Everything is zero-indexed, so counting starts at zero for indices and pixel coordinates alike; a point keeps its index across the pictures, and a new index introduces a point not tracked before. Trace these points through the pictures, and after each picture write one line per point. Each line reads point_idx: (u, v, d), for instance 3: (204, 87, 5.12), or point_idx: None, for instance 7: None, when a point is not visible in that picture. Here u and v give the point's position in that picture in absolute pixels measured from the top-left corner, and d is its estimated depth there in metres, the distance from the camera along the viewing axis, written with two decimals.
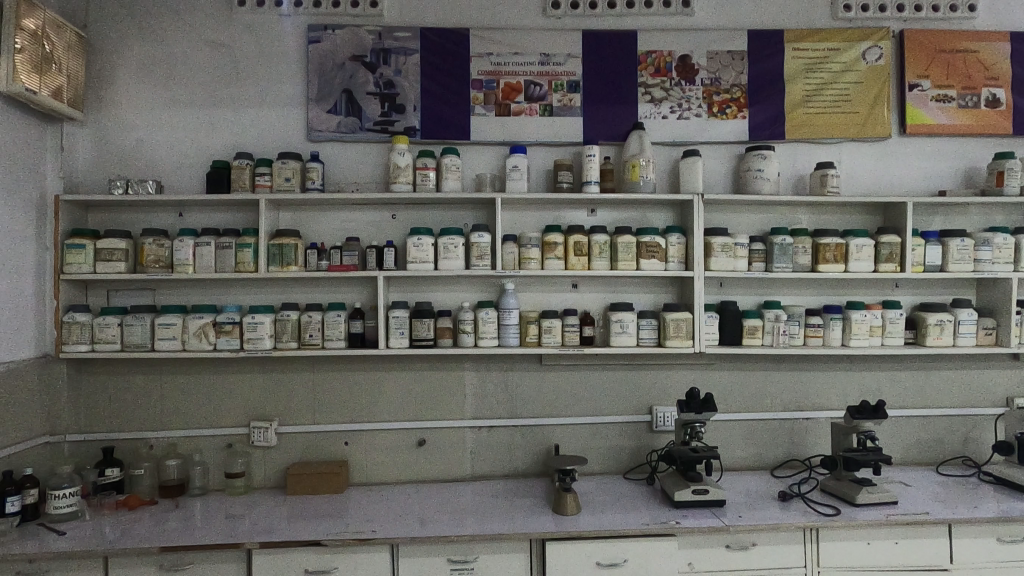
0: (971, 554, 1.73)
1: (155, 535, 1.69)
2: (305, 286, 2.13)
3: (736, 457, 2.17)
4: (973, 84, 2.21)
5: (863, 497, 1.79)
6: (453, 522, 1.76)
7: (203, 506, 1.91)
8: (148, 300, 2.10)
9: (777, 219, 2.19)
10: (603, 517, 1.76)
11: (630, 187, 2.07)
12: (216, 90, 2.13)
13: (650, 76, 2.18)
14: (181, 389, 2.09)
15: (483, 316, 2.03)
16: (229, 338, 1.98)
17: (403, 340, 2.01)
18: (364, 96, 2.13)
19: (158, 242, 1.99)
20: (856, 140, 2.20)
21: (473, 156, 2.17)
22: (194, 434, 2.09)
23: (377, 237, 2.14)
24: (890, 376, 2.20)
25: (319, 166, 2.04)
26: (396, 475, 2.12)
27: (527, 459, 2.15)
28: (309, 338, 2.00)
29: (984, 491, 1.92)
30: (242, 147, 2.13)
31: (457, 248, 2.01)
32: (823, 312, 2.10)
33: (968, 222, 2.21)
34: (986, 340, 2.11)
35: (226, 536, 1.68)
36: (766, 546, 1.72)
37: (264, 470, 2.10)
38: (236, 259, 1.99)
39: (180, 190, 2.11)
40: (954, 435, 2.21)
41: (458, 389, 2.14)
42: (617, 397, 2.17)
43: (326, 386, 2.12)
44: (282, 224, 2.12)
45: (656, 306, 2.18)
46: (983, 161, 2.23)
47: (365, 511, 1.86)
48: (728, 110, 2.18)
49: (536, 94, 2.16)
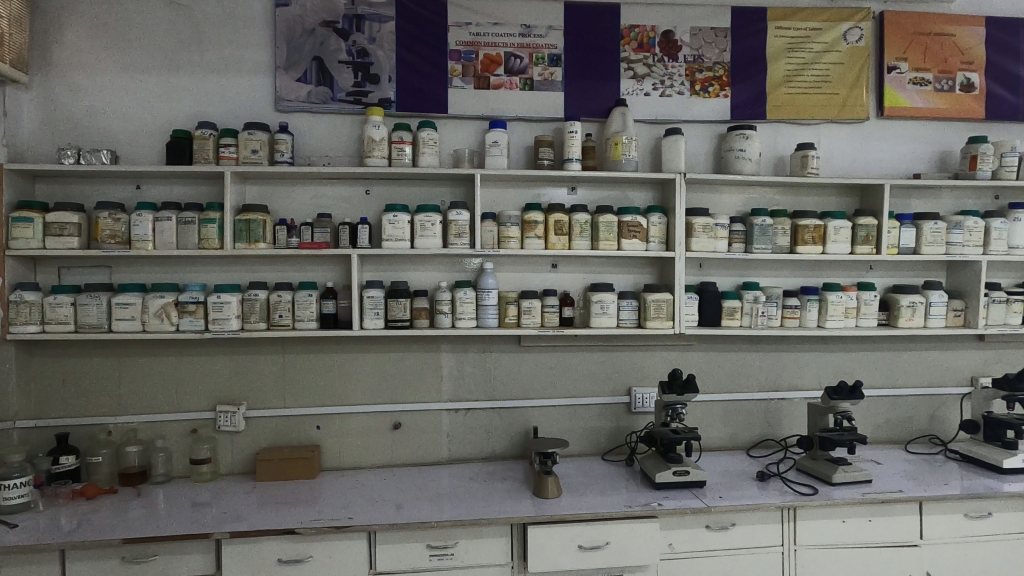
0: (940, 530, 1.78)
1: (118, 526, 1.60)
2: (274, 264, 2.04)
3: (713, 437, 2.18)
4: (949, 68, 2.22)
5: (839, 476, 1.81)
6: (431, 507, 1.72)
7: (167, 495, 1.82)
8: (104, 278, 1.98)
9: (757, 199, 2.18)
10: (583, 499, 1.75)
11: (613, 165, 2.02)
12: (176, 55, 1.99)
13: (633, 51, 2.12)
14: (142, 373, 1.99)
15: (460, 296, 1.96)
16: (193, 318, 1.88)
17: (378, 321, 1.94)
18: (336, 64, 2.02)
19: (115, 216, 1.87)
20: (835, 122, 2.20)
21: (450, 131, 2.09)
22: (156, 419, 1.99)
23: (349, 213, 2.06)
24: (862, 357, 2.23)
25: (289, 137, 1.94)
26: (369, 459, 2.07)
27: (505, 442, 2.12)
28: (278, 318, 1.91)
29: (951, 468, 1.97)
30: (205, 116, 2.01)
31: (434, 225, 1.94)
32: (800, 293, 2.11)
33: (941, 205, 2.24)
34: (955, 321, 2.15)
35: (194, 526, 1.61)
36: (745, 525, 1.73)
37: (231, 456, 2.01)
38: (200, 235, 1.89)
39: (137, 160, 1.98)
40: (922, 414, 2.26)
41: (435, 371, 2.09)
42: (595, 378, 2.15)
43: (297, 369, 2.04)
44: (249, 199, 2.01)
45: (636, 287, 2.16)
46: (956, 145, 2.26)
47: (340, 498, 1.80)
48: (710, 88, 2.15)
49: (516, 67, 2.08)
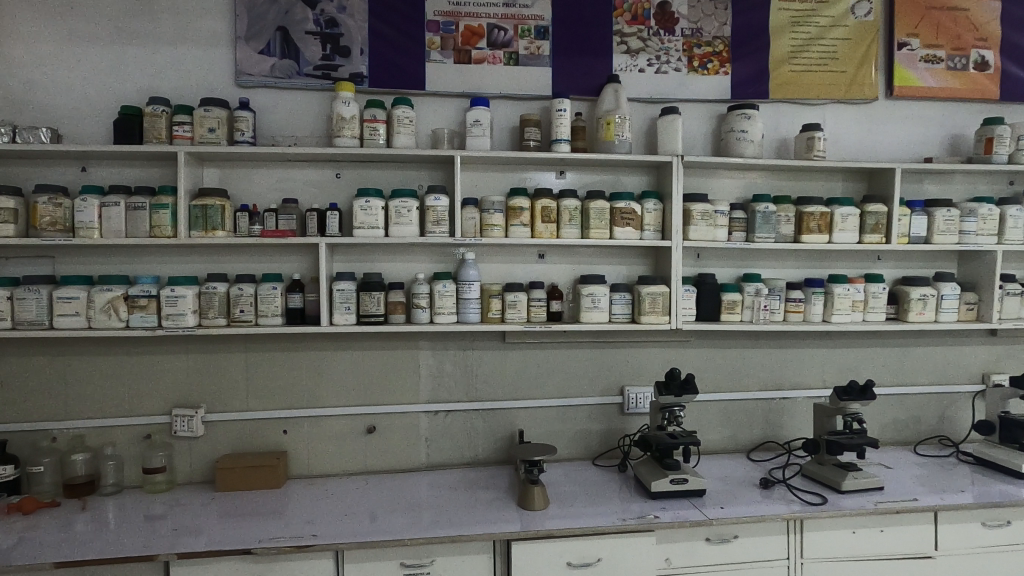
0: (955, 540, 1.65)
1: (57, 546, 1.44)
2: (236, 255, 1.87)
3: (711, 439, 2.04)
4: (963, 45, 2.08)
5: (849, 483, 1.68)
6: (406, 521, 1.56)
7: (116, 508, 1.65)
8: (45, 270, 1.80)
9: (759, 185, 2.03)
10: (573, 511, 1.60)
11: (604, 147, 1.87)
12: (124, 23, 1.80)
13: (626, 23, 1.96)
14: (89, 374, 1.80)
15: (439, 289, 1.81)
16: (144, 314, 1.71)
17: (349, 316, 1.77)
18: (302, 36, 1.85)
19: (55, 201, 1.69)
20: (841, 103, 2.05)
21: (428, 109, 1.92)
22: (105, 425, 1.81)
23: (318, 198, 1.89)
24: (868, 354, 2.10)
25: (250, 115, 1.76)
26: (341, 465, 1.90)
27: (488, 446, 1.97)
28: (239, 314, 1.75)
29: (964, 473, 1.85)
30: (157, 92, 1.82)
31: (410, 212, 1.77)
32: (805, 286, 1.97)
33: (952, 191, 2.11)
34: (967, 315, 2.02)
35: (140, 546, 1.44)
36: (748, 538, 1.60)
37: (189, 464, 1.84)
38: (151, 222, 1.71)
39: (81, 139, 1.79)
40: (931, 413, 2.13)
41: (412, 370, 1.93)
42: (584, 377, 2.00)
43: (262, 368, 1.87)
44: (206, 182, 1.84)
45: (629, 279, 2.01)
46: (969, 128, 2.12)
47: (306, 510, 1.65)
48: (709, 65, 2.00)
49: (499, 40, 1.92)
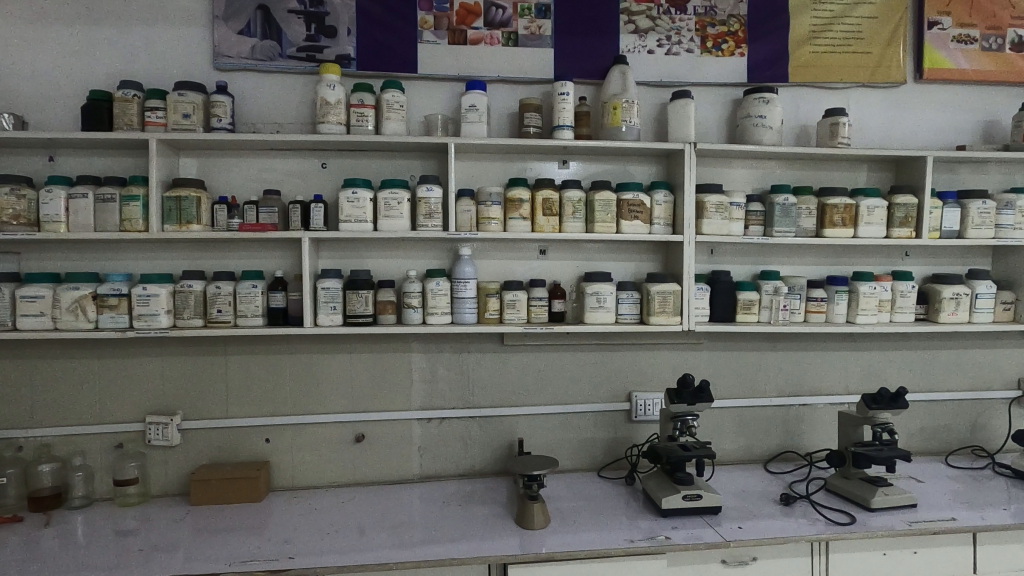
0: (997, 563, 1.50)
1: (10, 566, 1.31)
2: (214, 251, 1.74)
3: (725, 449, 1.90)
4: (999, 23, 1.93)
5: (879, 500, 1.54)
6: (394, 539, 1.42)
7: (83, 523, 1.53)
8: (10, 267, 1.67)
9: (776, 176, 1.89)
10: (577, 530, 1.46)
11: (610, 133, 1.72)
12: (93, 2, 1.68)
13: (634, 1, 1.82)
14: (57, 378, 1.68)
15: (432, 287, 1.67)
16: (114, 314, 1.58)
17: (334, 317, 1.64)
18: (285, 15, 1.72)
19: (17, 192, 1.56)
20: (866, 87, 1.91)
21: (421, 94, 1.79)
22: (74, 433, 1.69)
23: (303, 190, 1.76)
24: (895, 357, 1.95)
25: (227, 99, 1.63)
26: (327, 476, 1.77)
27: (485, 456, 1.83)
28: (216, 314, 1.62)
29: (1002, 487, 1.70)
30: (129, 75, 1.69)
31: (400, 204, 1.64)
32: (827, 284, 1.82)
33: (986, 181, 1.96)
34: (1003, 316, 1.87)
35: (100, 566, 1.31)
36: (769, 560, 1.45)
37: (165, 475, 1.72)
38: (122, 216, 1.58)
39: (48, 126, 1.66)
40: (963, 421, 1.98)
41: (403, 374, 1.80)
42: (589, 382, 1.86)
43: (242, 372, 1.74)
44: (183, 173, 1.71)
45: (637, 277, 1.87)
46: (1004, 113, 1.97)
47: (286, 526, 1.51)
48: (723, 45, 1.85)
49: (497, 20, 1.78)
